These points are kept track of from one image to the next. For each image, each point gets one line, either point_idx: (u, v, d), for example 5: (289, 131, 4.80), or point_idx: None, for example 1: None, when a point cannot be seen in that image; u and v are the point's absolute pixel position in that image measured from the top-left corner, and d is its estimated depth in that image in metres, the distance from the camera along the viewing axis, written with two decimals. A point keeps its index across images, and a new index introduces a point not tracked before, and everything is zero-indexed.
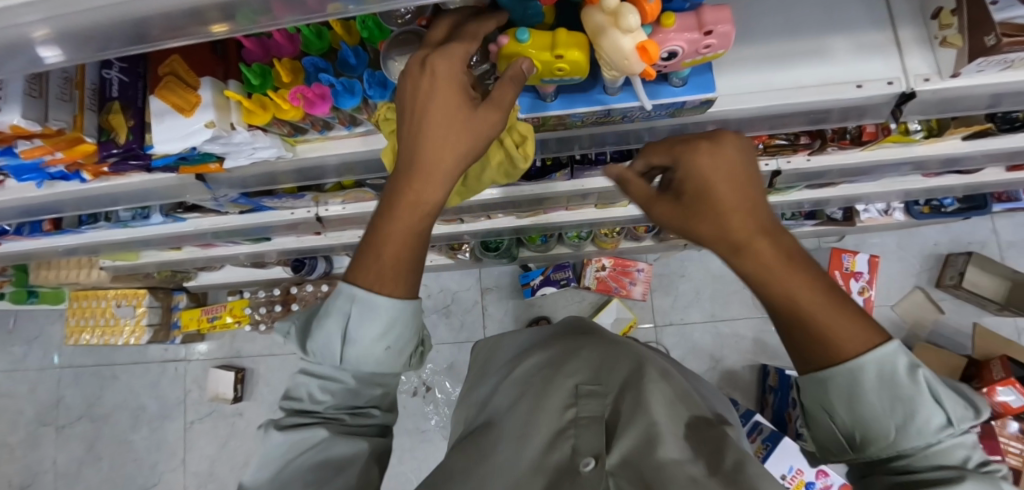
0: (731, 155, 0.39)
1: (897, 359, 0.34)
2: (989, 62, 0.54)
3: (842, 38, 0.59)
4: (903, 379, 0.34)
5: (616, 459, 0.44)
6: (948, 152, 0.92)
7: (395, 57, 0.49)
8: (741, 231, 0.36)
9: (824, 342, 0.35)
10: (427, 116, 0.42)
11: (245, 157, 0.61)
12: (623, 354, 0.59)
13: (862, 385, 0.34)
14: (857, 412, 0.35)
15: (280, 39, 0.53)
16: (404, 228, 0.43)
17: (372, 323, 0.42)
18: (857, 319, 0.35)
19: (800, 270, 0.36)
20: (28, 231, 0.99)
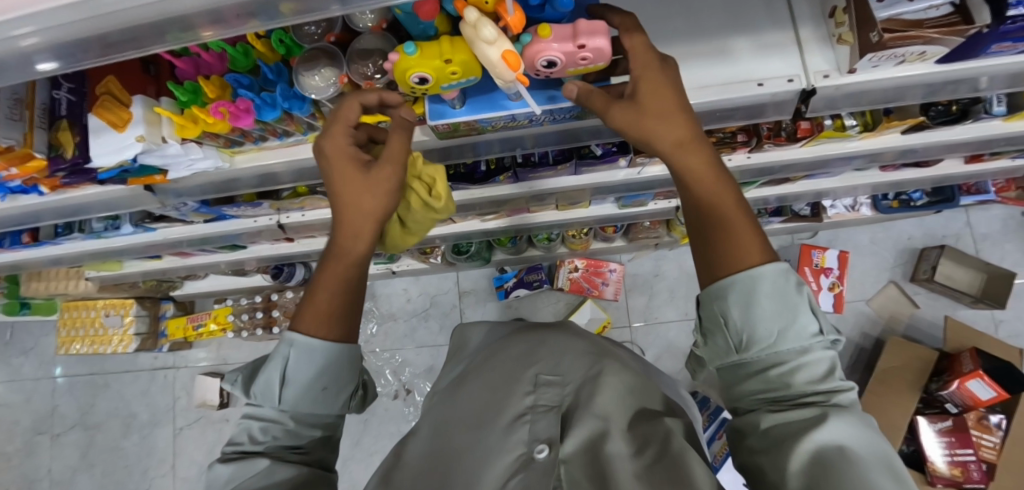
0: (675, 89, 0.45)
1: (789, 274, 0.39)
2: (881, 57, 0.56)
3: (744, 39, 0.62)
4: (791, 288, 0.38)
5: (573, 447, 0.42)
6: (891, 146, 0.93)
7: (303, 71, 0.54)
8: (680, 140, 0.43)
9: (723, 248, 0.41)
10: (339, 188, 0.50)
11: (184, 169, 0.65)
12: (587, 348, 0.58)
13: (758, 288, 0.38)
14: (746, 306, 0.38)
15: (208, 58, 0.57)
16: (337, 280, 0.50)
17: (312, 364, 0.47)
18: (758, 239, 0.41)
19: (715, 176, 0.43)
20: (9, 244, 1.05)
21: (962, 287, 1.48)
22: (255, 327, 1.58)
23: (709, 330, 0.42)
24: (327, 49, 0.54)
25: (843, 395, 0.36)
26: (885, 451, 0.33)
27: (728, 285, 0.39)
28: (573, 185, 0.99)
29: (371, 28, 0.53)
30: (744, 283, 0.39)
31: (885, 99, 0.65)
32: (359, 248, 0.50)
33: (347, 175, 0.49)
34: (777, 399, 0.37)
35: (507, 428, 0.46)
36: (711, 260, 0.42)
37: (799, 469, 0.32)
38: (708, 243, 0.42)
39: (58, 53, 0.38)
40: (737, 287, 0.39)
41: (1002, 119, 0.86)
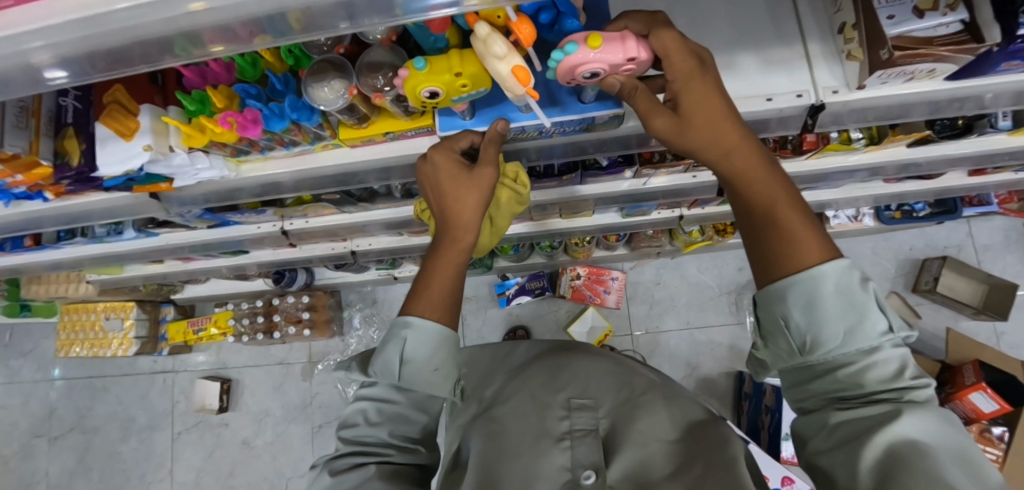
0: (721, 97, 0.43)
1: (851, 272, 0.37)
2: (889, 75, 0.56)
3: (751, 54, 0.62)
4: (856, 287, 0.37)
5: (617, 474, 0.44)
6: (895, 159, 0.93)
7: (312, 83, 0.53)
8: (726, 148, 0.42)
9: (783, 243, 0.39)
10: (446, 189, 0.52)
11: (190, 178, 0.65)
12: (612, 366, 0.59)
13: (820, 290, 0.37)
14: (810, 309, 0.37)
15: (216, 68, 0.57)
16: (451, 266, 0.52)
17: (424, 346, 0.49)
18: (819, 238, 0.39)
19: (762, 165, 0.42)
20: (10, 247, 1.04)
21: (963, 299, 1.48)
22: (256, 331, 1.57)
23: (767, 335, 0.41)
24: (336, 60, 0.54)
25: (919, 392, 0.35)
26: (965, 446, 0.32)
27: (787, 285, 0.38)
28: (578, 195, 0.98)
29: (381, 41, 0.53)
30: (806, 283, 0.37)
31: (891, 114, 0.65)
32: (471, 236, 0.53)
33: (453, 175, 0.52)
34: (845, 397, 0.37)
35: (548, 453, 0.47)
36: (769, 258, 0.40)
37: (872, 465, 0.32)
38: (762, 234, 0.40)
39: (59, 69, 0.38)
40: (799, 287, 0.37)
41: (1007, 134, 0.86)
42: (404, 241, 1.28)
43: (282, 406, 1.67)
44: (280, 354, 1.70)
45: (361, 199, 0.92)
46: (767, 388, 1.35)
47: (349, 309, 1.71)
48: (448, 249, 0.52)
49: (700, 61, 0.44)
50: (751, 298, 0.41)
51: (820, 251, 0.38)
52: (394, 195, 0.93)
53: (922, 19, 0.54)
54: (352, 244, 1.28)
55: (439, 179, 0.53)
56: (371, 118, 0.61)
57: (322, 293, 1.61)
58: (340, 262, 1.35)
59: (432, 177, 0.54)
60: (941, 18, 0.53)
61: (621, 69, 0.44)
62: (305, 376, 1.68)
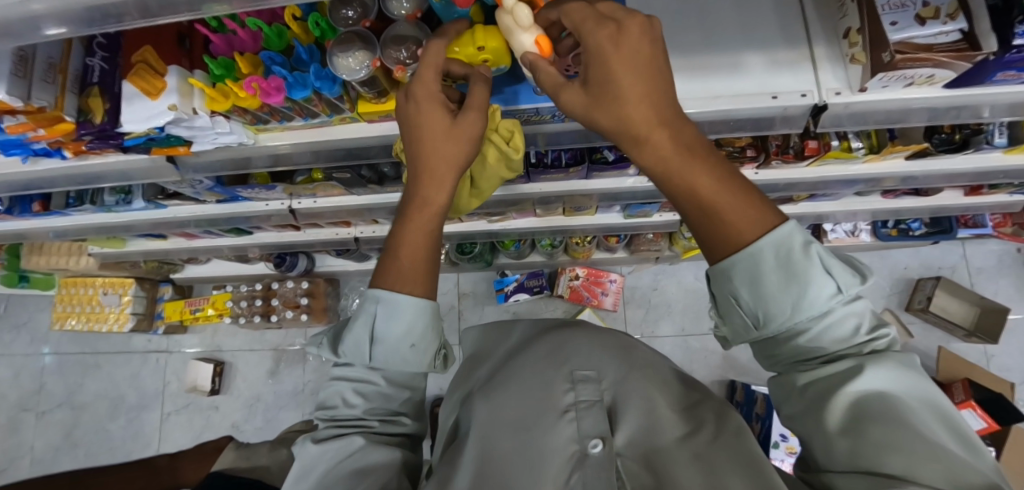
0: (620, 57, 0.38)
1: (791, 238, 0.36)
2: (890, 78, 0.59)
3: (758, 54, 0.65)
4: (798, 255, 0.36)
5: (623, 440, 0.47)
6: (894, 171, 0.95)
7: (337, 53, 0.55)
8: (635, 126, 0.38)
9: (717, 224, 0.38)
10: (422, 142, 0.48)
11: (209, 141, 0.67)
12: (613, 341, 0.59)
13: (761, 266, 0.36)
14: (756, 287, 0.37)
15: (243, 36, 0.59)
16: (422, 231, 0.49)
17: (399, 323, 0.47)
18: (751, 205, 0.37)
19: (689, 132, 0.39)
20: (19, 212, 1.05)
21: (955, 320, 1.50)
22: (253, 314, 1.57)
23: (722, 314, 0.41)
24: (361, 33, 0.56)
25: (875, 343, 0.37)
26: (927, 389, 0.35)
27: (729, 265, 0.37)
28: (582, 190, 1.00)
29: (405, 17, 0.55)
30: (744, 264, 0.37)
31: (891, 119, 0.67)
32: (443, 196, 0.49)
33: (434, 125, 0.48)
34: (807, 359, 0.38)
35: (556, 424, 0.49)
36: (706, 239, 0.39)
37: (840, 425, 0.34)
38: (694, 215, 0.39)
39: (96, 16, 0.40)
40: (739, 269, 0.37)
41: (1002, 151, 0.89)
42: None
43: (274, 392, 1.66)
44: (276, 340, 1.70)
45: (371, 181, 0.93)
46: (758, 396, 1.41)
47: (347, 298, 1.72)
48: (417, 212, 0.49)
49: (617, 26, 0.38)
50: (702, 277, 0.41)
51: (757, 230, 0.37)
52: (402, 179, 0.94)
53: (923, 27, 0.56)
54: (356, 230, 1.30)
55: (418, 132, 0.48)
56: (390, 93, 0.62)
57: (321, 280, 1.61)
58: (342, 248, 1.36)
59: (413, 126, 0.49)
60: (942, 26, 0.56)
61: None
62: (299, 363, 1.68)
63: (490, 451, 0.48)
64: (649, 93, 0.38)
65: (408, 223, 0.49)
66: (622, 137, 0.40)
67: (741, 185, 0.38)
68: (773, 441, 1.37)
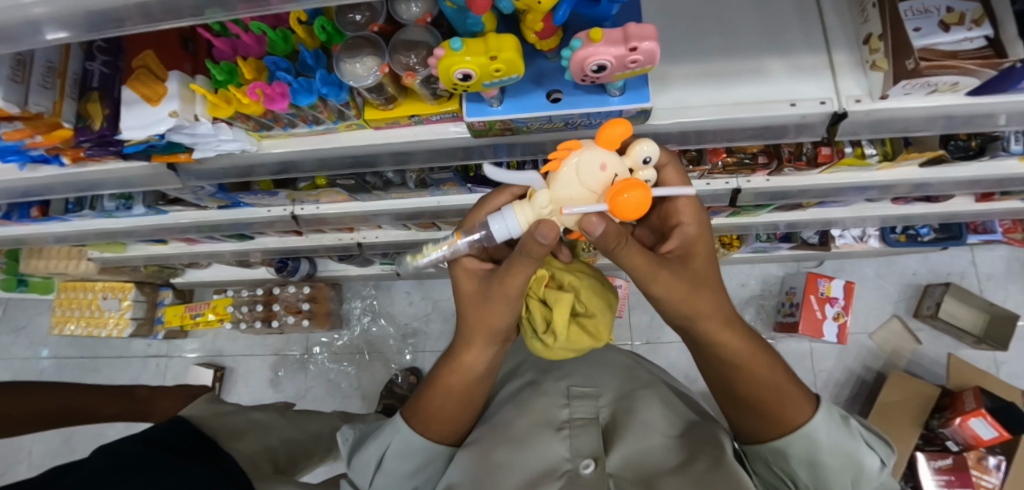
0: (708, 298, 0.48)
1: (828, 419, 0.48)
2: (913, 85, 0.57)
3: (778, 60, 0.64)
4: (842, 439, 0.48)
5: (616, 461, 0.50)
6: (907, 178, 0.94)
7: (345, 59, 0.54)
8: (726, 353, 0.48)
9: (773, 415, 0.48)
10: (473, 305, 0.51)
11: (211, 149, 0.65)
12: (610, 362, 0.66)
13: (816, 454, 0.47)
14: (811, 468, 0.47)
15: (247, 40, 0.57)
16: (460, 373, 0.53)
17: (404, 457, 0.55)
18: (801, 395, 0.48)
19: (751, 355, 0.48)
20: (17, 217, 1.04)
21: (964, 327, 1.48)
22: (254, 319, 1.55)
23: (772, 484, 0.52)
24: (370, 38, 0.55)
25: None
26: None
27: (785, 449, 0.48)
28: None
29: (416, 21, 0.54)
30: (800, 448, 0.47)
31: (912, 127, 0.66)
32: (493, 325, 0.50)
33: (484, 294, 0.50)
34: None
35: (553, 439, 0.52)
36: (765, 428, 0.49)
37: None
38: (760, 420, 0.48)
39: (107, 21, 0.38)
40: (799, 455, 0.47)
41: (1019, 158, 0.88)
42: (411, 235, 1.27)
43: (275, 399, 1.64)
44: (278, 344, 1.69)
45: (376, 187, 0.92)
46: None
47: (350, 303, 1.70)
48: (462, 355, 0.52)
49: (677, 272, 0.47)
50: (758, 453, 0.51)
51: (804, 421, 0.47)
52: (408, 185, 0.93)
53: (947, 33, 0.55)
54: (359, 236, 1.28)
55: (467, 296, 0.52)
56: (398, 99, 0.61)
57: (323, 284, 1.59)
58: (345, 253, 1.34)
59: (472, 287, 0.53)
60: (967, 32, 0.54)
61: (626, 59, 0.47)
62: (301, 368, 1.66)
63: (488, 459, 0.50)
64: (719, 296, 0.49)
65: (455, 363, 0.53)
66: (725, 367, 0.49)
67: (793, 381, 0.49)
68: None
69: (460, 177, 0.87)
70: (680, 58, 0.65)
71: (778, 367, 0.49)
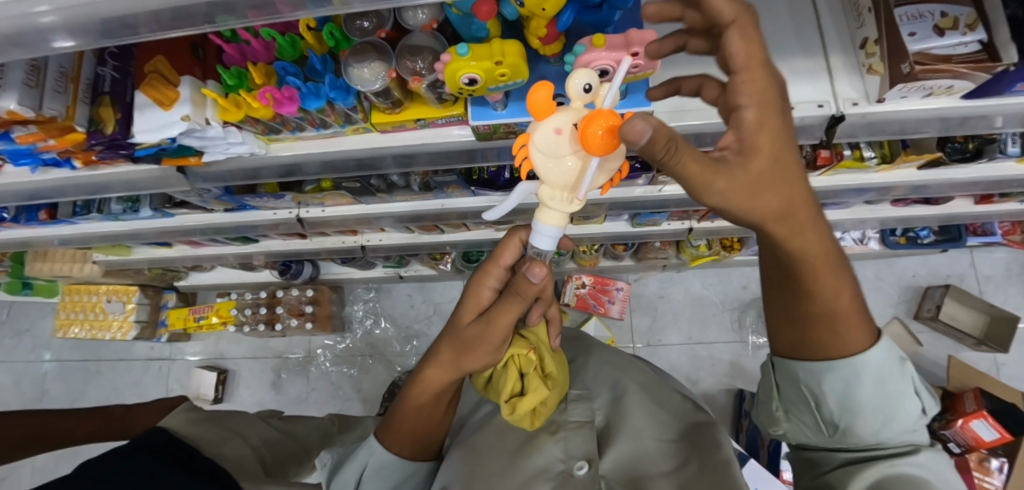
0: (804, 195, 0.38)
1: (887, 354, 0.43)
2: (909, 88, 0.58)
3: (775, 64, 0.65)
4: (891, 377, 0.43)
5: (610, 463, 0.51)
6: (905, 180, 0.95)
7: (353, 64, 0.55)
8: (812, 257, 0.38)
9: (837, 336, 0.42)
10: (466, 333, 0.53)
11: (220, 152, 0.67)
12: (610, 358, 0.67)
13: (859, 376, 0.42)
14: (845, 398, 0.43)
15: (257, 46, 0.58)
16: (431, 387, 0.55)
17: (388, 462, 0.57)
18: (858, 321, 0.42)
19: (834, 260, 0.39)
20: (24, 219, 1.05)
21: (965, 328, 1.49)
22: (257, 322, 1.56)
23: (798, 411, 0.47)
24: (377, 44, 0.57)
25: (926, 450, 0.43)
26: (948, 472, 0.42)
27: (827, 367, 0.42)
28: (591, 200, 1.00)
29: (422, 27, 0.55)
30: (845, 367, 0.42)
31: (909, 129, 0.67)
32: (476, 362, 0.52)
33: (480, 334, 0.52)
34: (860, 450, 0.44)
35: (547, 443, 0.53)
36: (815, 344, 0.43)
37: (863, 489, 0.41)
38: (817, 331, 0.42)
39: (119, 27, 0.39)
40: (841, 372, 0.42)
41: (1015, 160, 0.89)
42: (414, 238, 1.28)
43: (277, 401, 1.64)
44: (280, 347, 1.69)
45: (380, 190, 0.93)
46: None
47: (352, 306, 1.71)
48: (429, 368, 0.55)
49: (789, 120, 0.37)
50: (795, 368, 0.45)
51: (863, 349, 0.42)
52: (412, 188, 0.94)
53: (941, 37, 0.56)
54: (362, 238, 1.29)
55: (464, 316, 0.55)
56: (405, 103, 0.62)
57: (326, 287, 1.60)
58: (349, 256, 1.35)
59: (471, 305, 0.56)
60: (961, 37, 0.56)
61: (627, 64, 0.48)
62: (303, 371, 1.67)
63: (484, 464, 0.52)
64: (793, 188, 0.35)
65: (424, 372, 0.55)
66: (790, 269, 0.40)
67: (857, 306, 0.42)
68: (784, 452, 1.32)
69: (463, 180, 0.88)
70: (679, 62, 0.66)
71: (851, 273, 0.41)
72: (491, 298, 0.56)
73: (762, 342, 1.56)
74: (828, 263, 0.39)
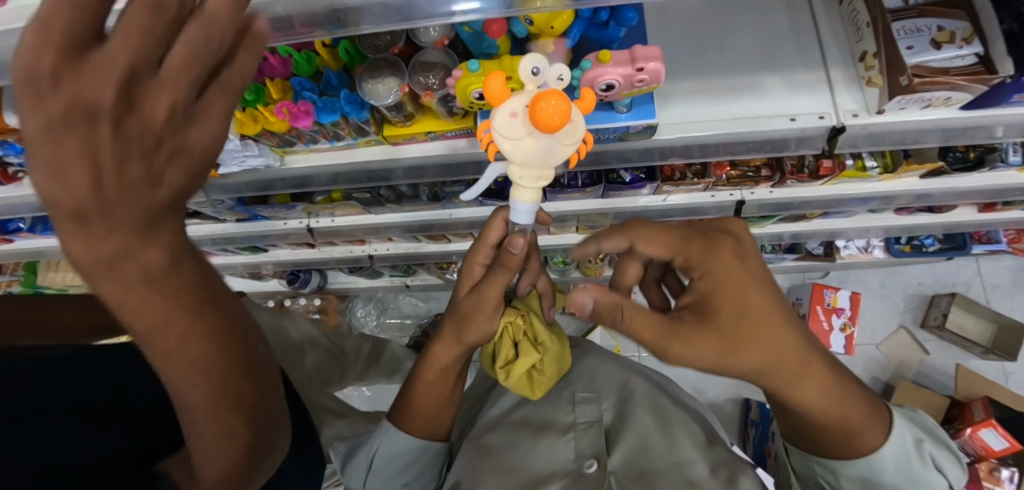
0: (783, 317, 0.45)
1: (906, 443, 0.47)
2: (909, 100, 0.60)
3: (777, 77, 0.67)
4: (916, 464, 0.47)
5: (618, 460, 0.53)
6: (908, 189, 0.96)
7: (367, 79, 0.57)
8: (807, 372, 0.45)
9: (855, 440, 0.46)
10: (462, 308, 0.56)
11: (237, 164, 0.69)
12: (615, 362, 0.68)
13: (881, 473, 0.47)
14: (870, 489, 0.48)
15: (273, 62, 0.60)
16: (437, 369, 0.57)
17: (394, 458, 0.58)
18: (872, 426, 0.46)
19: (827, 373, 0.46)
20: (40, 230, 1.07)
21: (972, 337, 1.48)
22: None
23: (820, 483, 0.52)
24: (390, 60, 0.59)
25: None
26: None
27: (849, 469, 0.47)
28: (596, 210, 1.01)
29: (434, 44, 0.58)
30: (867, 470, 0.47)
31: (908, 139, 0.68)
32: (474, 337, 0.56)
33: (475, 305, 0.55)
34: None
35: (557, 443, 0.54)
36: (840, 449, 0.47)
37: None
38: (826, 445, 0.48)
39: None
40: (862, 474, 0.47)
41: (1017, 169, 0.90)
42: (421, 247, 1.29)
43: None
44: None
45: (389, 200, 0.95)
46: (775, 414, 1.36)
47: (359, 315, 1.72)
48: (435, 352, 0.58)
49: (738, 247, 0.48)
50: (813, 469, 0.50)
51: (883, 448, 0.46)
52: (420, 198, 0.96)
53: (938, 51, 0.58)
54: (370, 248, 1.30)
55: (459, 292, 0.59)
56: (416, 116, 0.64)
57: (333, 297, 1.62)
58: (356, 265, 1.37)
59: (469, 279, 0.59)
60: (957, 50, 0.57)
61: (632, 78, 0.50)
62: None
63: (494, 461, 0.53)
64: (773, 342, 0.44)
65: (430, 356, 0.58)
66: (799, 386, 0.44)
67: (869, 406, 0.47)
68: None
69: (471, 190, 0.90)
70: (683, 74, 0.68)
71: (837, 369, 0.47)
72: (483, 272, 0.59)
73: None
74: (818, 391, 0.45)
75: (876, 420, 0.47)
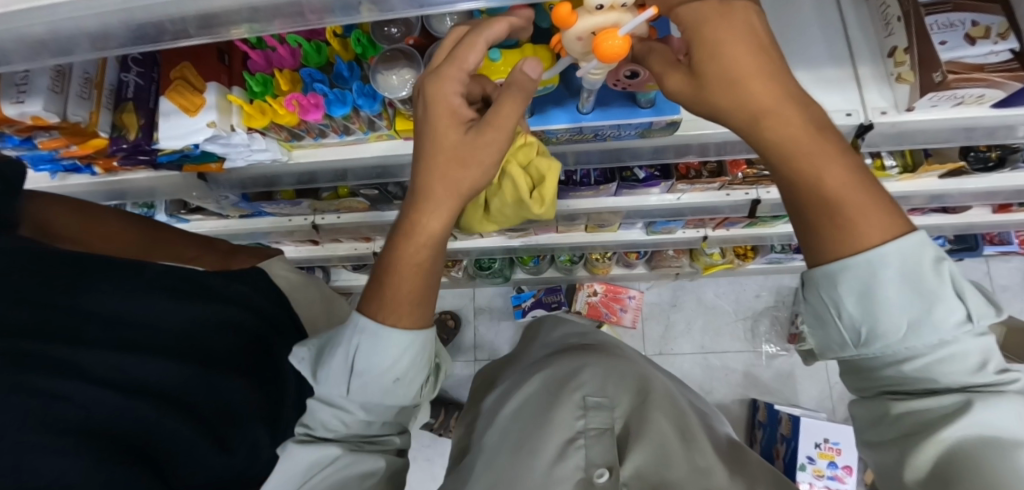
0: (764, 53, 0.36)
1: (920, 251, 0.34)
2: (940, 97, 0.58)
3: (802, 72, 0.65)
4: (923, 271, 0.34)
5: (630, 470, 0.50)
6: (927, 190, 0.94)
7: (382, 70, 0.55)
8: (754, 113, 0.37)
9: (845, 218, 0.35)
10: None
11: (242, 158, 0.67)
12: (629, 371, 0.65)
13: (879, 277, 0.34)
14: (868, 307, 0.35)
15: (282, 52, 0.57)
16: None
17: None
18: (882, 205, 0.35)
19: (820, 132, 0.36)
20: None
21: None
22: None
23: (817, 322, 0.40)
24: (406, 51, 0.56)
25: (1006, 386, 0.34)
26: None
27: (840, 270, 0.35)
28: (609, 208, 0.99)
29: None
30: (859, 269, 0.35)
31: (935, 139, 0.66)
32: None
33: None
34: (899, 390, 0.37)
35: (563, 451, 0.52)
36: (820, 235, 0.36)
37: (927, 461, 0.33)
38: (804, 221, 0.37)
39: (152, 31, 0.39)
40: (850, 274, 0.35)
41: None
42: None
43: None
44: None
45: (398, 197, 0.93)
46: (783, 415, 1.36)
47: None
48: None
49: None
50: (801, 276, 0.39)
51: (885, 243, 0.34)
52: None
53: (972, 47, 0.55)
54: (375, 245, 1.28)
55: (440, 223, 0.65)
56: None
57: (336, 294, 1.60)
58: (361, 262, 1.35)
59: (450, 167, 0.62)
60: (993, 45, 0.55)
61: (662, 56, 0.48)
62: None
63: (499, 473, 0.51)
64: (776, 69, 0.36)
65: None
66: (755, 127, 0.37)
67: (867, 183, 0.35)
68: (801, 463, 1.32)
69: None
70: None
71: (837, 130, 0.37)
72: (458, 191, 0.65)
73: (776, 353, 1.54)
74: (806, 127, 0.36)
75: (885, 208, 0.35)
